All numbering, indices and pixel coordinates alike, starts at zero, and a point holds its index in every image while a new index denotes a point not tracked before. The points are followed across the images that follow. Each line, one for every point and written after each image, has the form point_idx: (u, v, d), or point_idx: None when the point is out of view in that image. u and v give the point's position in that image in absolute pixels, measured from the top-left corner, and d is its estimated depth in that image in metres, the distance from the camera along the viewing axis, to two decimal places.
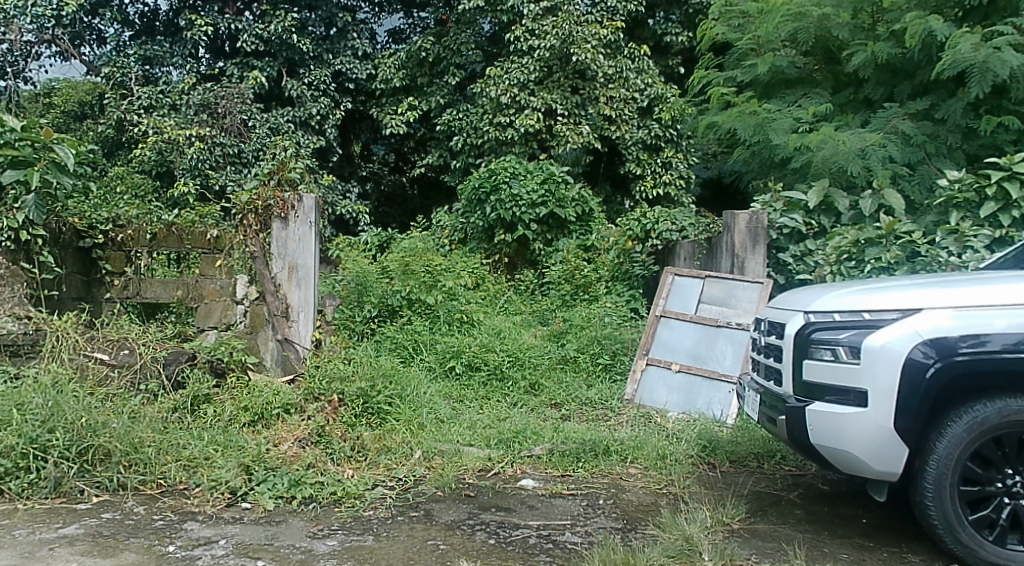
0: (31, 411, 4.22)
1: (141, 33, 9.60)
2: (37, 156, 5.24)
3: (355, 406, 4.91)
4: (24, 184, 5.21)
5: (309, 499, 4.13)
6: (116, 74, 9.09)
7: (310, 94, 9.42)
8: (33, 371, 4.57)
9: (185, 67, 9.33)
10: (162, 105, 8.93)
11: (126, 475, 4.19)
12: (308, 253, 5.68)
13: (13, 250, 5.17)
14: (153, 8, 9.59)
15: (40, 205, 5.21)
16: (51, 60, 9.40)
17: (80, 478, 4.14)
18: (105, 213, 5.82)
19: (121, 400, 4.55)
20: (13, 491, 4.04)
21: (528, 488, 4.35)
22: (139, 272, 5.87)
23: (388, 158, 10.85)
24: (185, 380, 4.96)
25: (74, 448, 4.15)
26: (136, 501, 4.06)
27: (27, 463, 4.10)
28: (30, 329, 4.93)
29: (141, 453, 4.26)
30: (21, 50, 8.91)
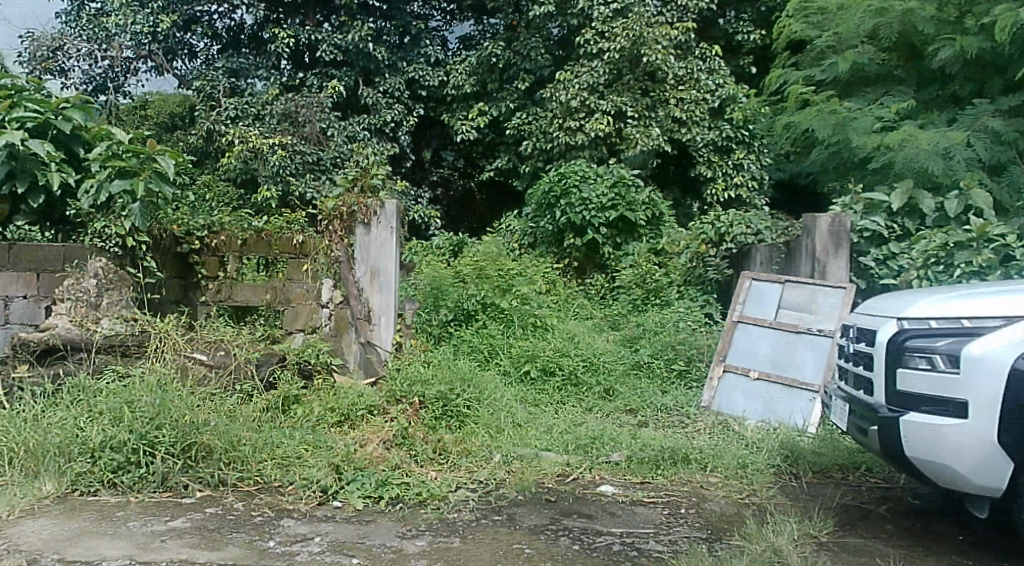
0: (140, 409, 4.40)
1: (228, 46, 9.93)
2: (142, 167, 5.46)
3: (435, 408, 5.08)
4: (130, 193, 5.39)
5: (396, 499, 4.23)
6: (206, 87, 9.37)
7: (385, 102, 9.60)
8: (139, 371, 4.73)
9: (268, 79, 9.54)
10: (246, 115, 9.20)
11: (226, 471, 4.35)
12: (389, 258, 5.84)
13: (119, 254, 5.50)
14: (239, 22, 9.88)
15: (145, 213, 5.40)
16: (147, 75, 9.70)
17: (184, 473, 4.31)
18: (201, 219, 5.89)
19: (219, 400, 4.71)
20: (126, 485, 4.25)
21: (609, 494, 4.39)
22: (231, 275, 5.95)
23: (457, 164, 10.96)
24: (277, 381, 5.12)
25: (179, 444, 4.33)
26: (235, 497, 4.22)
27: (137, 459, 4.29)
28: (136, 330, 5.13)
29: (239, 451, 4.42)
30: (121, 66, 9.37)
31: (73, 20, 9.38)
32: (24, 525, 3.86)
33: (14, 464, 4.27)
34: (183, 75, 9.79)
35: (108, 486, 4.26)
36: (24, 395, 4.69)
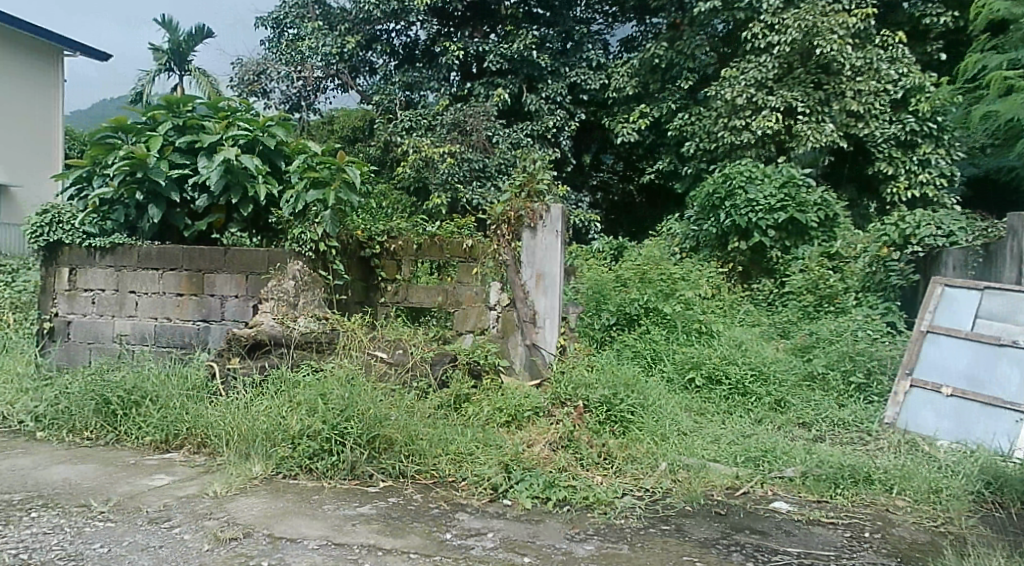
0: (332, 401, 4.69)
1: (404, 61, 10.41)
2: (332, 177, 6.04)
3: (599, 413, 5.05)
4: (323, 202, 5.90)
5: (564, 501, 4.26)
6: (385, 102, 9.99)
7: (548, 108, 9.77)
8: (330, 365, 5.13)
9: (440, 90, 9.99)
10: (420, 126, 9.59)
11: (406, 463, 4.54)
12: (555, 262, 5.88)
13: (313, 259, 5.84)
14: (414, 39, 10.35)
15: (336, 220, 5.83)
16: (334, 93, 10.44)
17: (369, 463, 4.54)
18: (382, 224, 6.15)
19: (398, 395, 4.92)
20: (320, 471, 4.52)
21: (782, 511, 4.25)
22: (407, 278, 6.17)
23: (616, 167, 11.07)
24: (449, 379, 5.32)
25: (366, 436, 4.55)
26: (414, 489, 4.39)
27: (330, 447, 4.55)
28: (327, 328, 5.61)
29: (418, 445, 4.59)
30: (311, 85, 10.14)
31: (275, 49, 10.46)
32: (238, 501, 4.21)
33: (230, 446, 4.78)
34: (366, 91, 10.45)
35: (306, 471, 4.56)
36: (238, 384, 5.32)
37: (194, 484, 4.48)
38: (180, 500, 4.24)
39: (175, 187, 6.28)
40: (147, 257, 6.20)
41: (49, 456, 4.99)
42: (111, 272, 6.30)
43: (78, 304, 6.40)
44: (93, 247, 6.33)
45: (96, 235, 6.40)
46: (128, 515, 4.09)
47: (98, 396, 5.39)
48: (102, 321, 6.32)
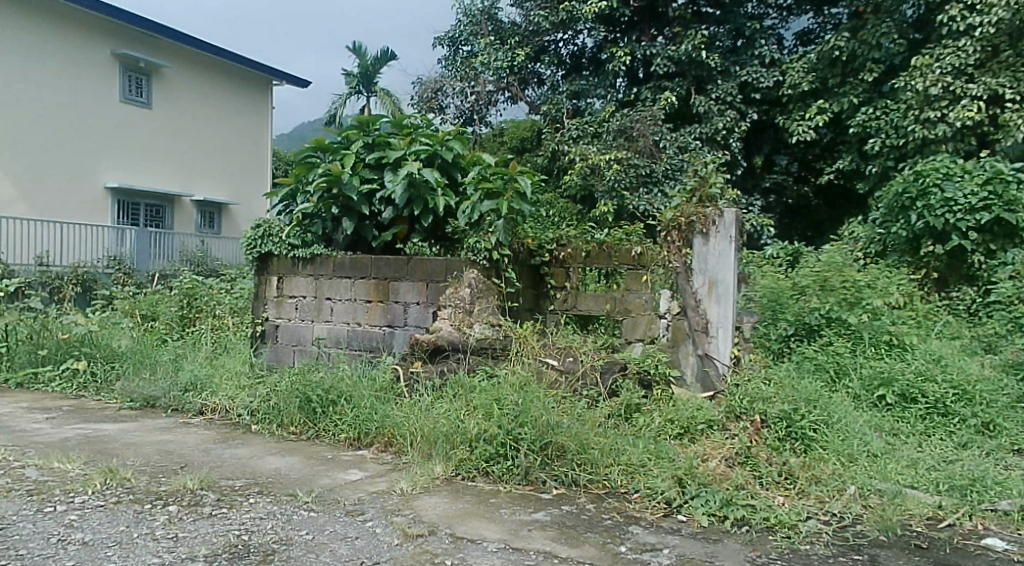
0: (508, 407, 4.77)
1: (571, 70, 11.86)
2: (506, 187, 6.23)
3: (778, 429, 4.83)
4: (496, 211, 6.09)
5: (743, 521, 4.07)
6: (553, 110, 11.48)
7: (717, 109, 10.39)
8: (504, 371, 5.26)
9: (605, 97, 11.24)
10: (587, 134, 10.88)
11: (578, 472, 4.51)
12: (728, 269, 5.66)
13: (487, 267, 6.04)
14: (580, 48, 11.73)
15: (508, 229, 6.03)
16: (504, 104, 12.24)
17: (542, 470, 4.55)
18: (551, 233, 6.29)
19: (570, 403, 4.93)
20: (496, 474, 4.57)
21: (997, 550, 3.87)
22: (576, 286, 6.22)
23: (791, 168, 11.32)
24: (619, 389, 5.27)
25: (538, 442, 4.58)
26: (587, 499, 4.34)
27: (506, 451, 4.62)
28: (501, 334, 5.78)
29: (589, 454, 4.55)
30: (484, 98, 11.98)
31: (451, 64, 12.38)
32: (423, 500, 4.33)
33: (415, 447, 4.99)
34: (533, 101, 12.14)
35: (483, 474, 4.63)
36: (420, 388, 5.54)
37: (384, 480, 4.67)
38: (372, 495, 4.42)
39: (365, 202, 6.59)
40: (341, 266, 6.57)
41: (262, 448, 5.37)
42: (311, 280, 6.75)
43: (284, 310, 6.90)
44: (296, 258, 6.83)
45: (299, 247, 6.86)
46: (327, 507, 4.31)
47: (301, 392, 5.77)
48: (304, 325, 6.77)
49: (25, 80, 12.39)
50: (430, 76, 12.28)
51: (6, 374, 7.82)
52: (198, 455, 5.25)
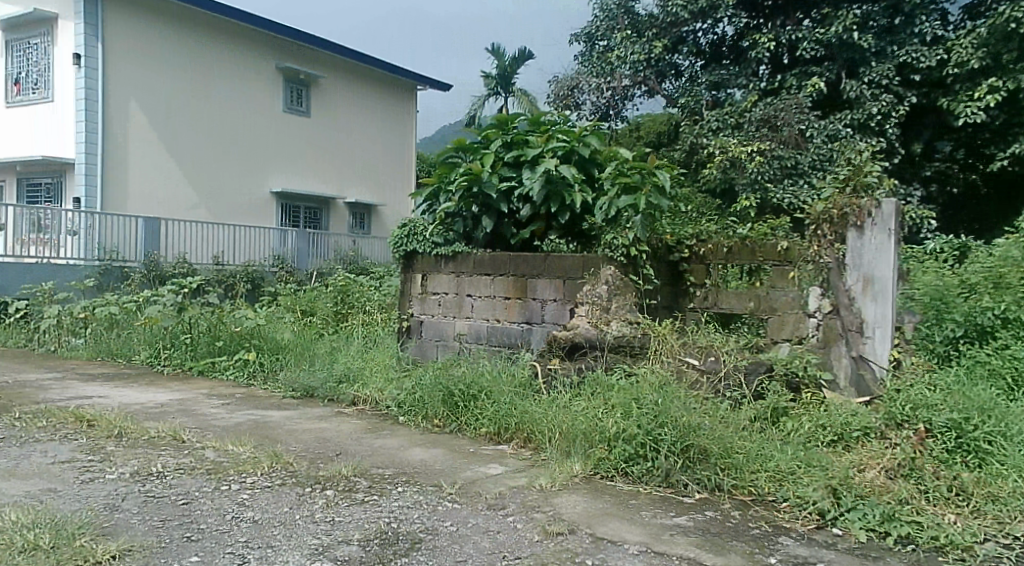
0: (646, 407, 4.70)
1: (710, 59, 12.16)
2: (644, 181, 6.20)
3: (946, 440, 4.55)
4: (634, 207, 6.05)
5: (907, 539, 3.79)
6: (692, 102, 11.80)
7: (870, 94, 10.65)
8: (643, 369, 5.22)
9: (747, 86, 11.42)
10: (727, 125, 11.12)
11: (722, 476, 4.38)
12: (887, 264, 5.40)
13: (624, 264, 5.98)
14: (721, 36, 11.99)
15: (645, 224, 5.97)
16: (640, 98, 12.69)
17: (684, 473, 4.46)
18: (690, 229, 6.21)
19: (713, 404, 4.83)
20: (634, 475, 4.54)
21: None
22: (718, 283, 6.00)
23: (956, 154, 11.72)
24: (765, 391, 5.10)
25: (679, 444, 4.49)
26: (732, 505, 4.21)
27: (645, 452, 4.57)
28: (639, 333, 5.68)
29: (734, 458, 4.41)
30: (620, 93, 12.46)
31: (587, 59, 12.89)
32: (562, 498, 4.34)
33: (553, 444, 5.01)
34: (670, 94, 12.50)
35: (622, 475, 4.60)
36: (558, 384, 5.56)
37: (524, 476, 4.72)
38: (513, 490, 4.48)
39: (503, 199, 6.72)
40: (481, 264, 6.69)
41: (407, 439, 5.53)
42: (452, 277, 6.88)
43: (427, 306, 7.07)
44: (439, 255, 6.98)
45: (442, 244, 7.00)
46: (470, 499, 4.39)
47: (444, 387, 5.91)
48: (445, 320, 6.92)
49: (185, 97, 14.78)
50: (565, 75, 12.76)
51: (189, 363, 8.43)
52: (351, 443, 5.48)
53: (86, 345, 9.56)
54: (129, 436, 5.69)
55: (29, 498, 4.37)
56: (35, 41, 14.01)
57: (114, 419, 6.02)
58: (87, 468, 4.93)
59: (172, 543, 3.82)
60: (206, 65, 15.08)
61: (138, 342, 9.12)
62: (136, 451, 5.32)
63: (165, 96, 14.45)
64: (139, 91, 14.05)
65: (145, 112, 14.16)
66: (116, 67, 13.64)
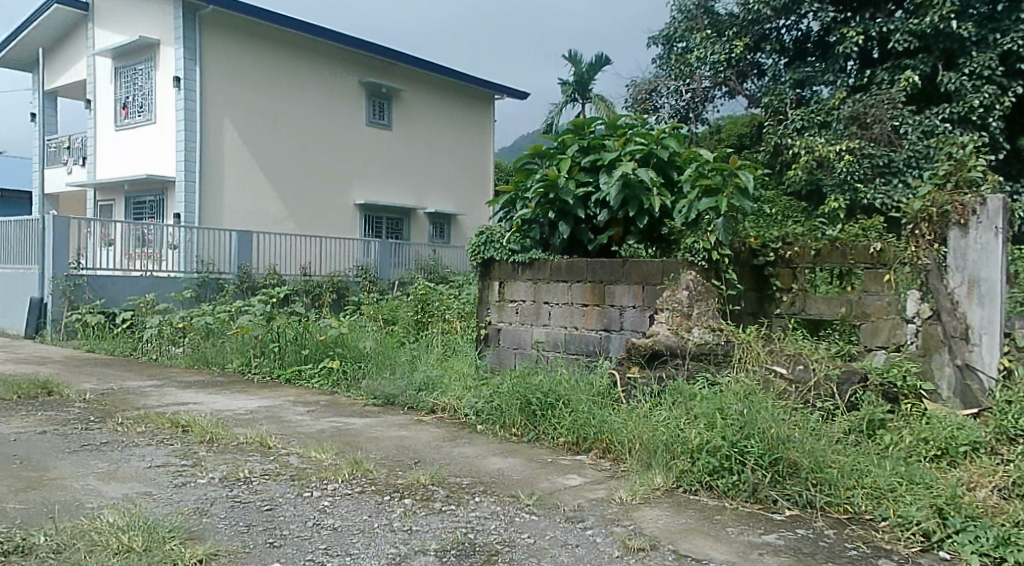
0: (731, 417, 4.55)
1: (794, 57, 11.84)
2: (726, 182, 5.98)
3: None
4: (715, 210, 5.89)
5: None
6: (775, 101, 11.42)
7: (971, 86, 10.17)
8: (727, 379, 5.02)
9: (834, 83, 11.05)
10: (813, 124, 10.80)
11: (815, 492, 4.15)
12: (993, 266, 4.96)
13: (706, 269, 5.81)
14: (805, 32, 11.64)
15: (729, 228, 5.76)
16: (721, 100, 12.44)
17: (773, 488, 4.23)
18: (776, 232, 6.03)
19: (803, 415, 4.62)
20: (720, 489, 4.31)
21: None
22: (806, 287, 5.83)
23: None
24: (859, 402, 4.84)
25: (768, 458, 4.29)
26: (826, 523, 3.97)
27: (730, 465, 4.35)
28: (722, 340, 5.55)
29: (827, 473, 4.18)
30: (700, 94, 12.28)
31: (665, 62, 12.68)
32: (644, 511, 4.17)
33: (634, 454, 4.84)
34: (753, 94, 12.19)
35: (706, 488, 4.38)
36: (638, 394, 5.38)
37: (603, 488, 4.56)
38: (592, 502, 4.33)
39: (581, 205, 6.57)
40: (558, 270, 6.55)
41: (486, 448, 5.44)
42: (530, 284, 6.76)
43: (505, 314, 6.96)
44: (516, 263, 6.86)
45: (519, 252, 6.90)
46: (549, 511, 4.26)
47: (522, 395, 5.80)
48: (523, 328, 6.80)
49: (276, 116, 15.20)
50: (643, 78, 12.60)
51: (277, 370, 8.53)
52: (430, 451, 5.42)
53: (184, 353, 9.71)
54: (220, 441, 5.77)
55: (123, 501, 4.44)
56: (139, 67, 14.63)
57: (206, 425, 6.11)
58: (180, 472, 5.00)
59: (255, 549, 3.81)
60: (296, 85, 15.48)
61: (230, 351, 9.28)
62: (225, 457, 5.37)
63: (257, 115, 14.88)
64: (234, 112, 14.52)
65: (240, 132, 14.62)
66: (212, 88, 14.12)
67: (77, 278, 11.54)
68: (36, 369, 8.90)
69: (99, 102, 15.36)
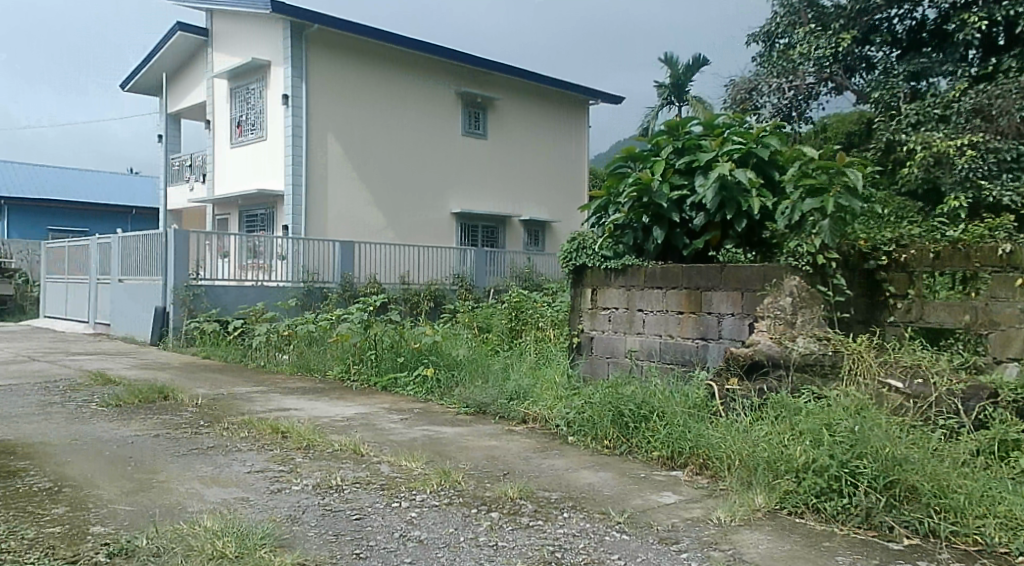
0: (840, 434, 4.19)
1: (908, 48, 11.40)
2: (832, 181, 5.64)
3: None
4: (820, 211, 5.52)
5: None
6: (886, 96, 10.86)
7: None
8: (835, 393, 4.64)
9: (954, 74, 10.53)
10: (930, 119, 10.21)
11: (938, 520, 3.76)
12: None
13: (811, 273, 5.42)
14: (921, 21, 11.24)
15: (835, 230, 5.40)
16: (826, 98, 11.76)
17: (889, 513, 3.86)
18: (889, 234, 5.59)
19: (922, 434, 4.24)
20: (828, 513, 3.97)
21: None
22: (924, 294, 5.34)
23: None
24: (988, 420, 4.42)
25: (883, 480, 3.92)
26: (952, 555, 3.57)
27: (839, 487, 4.00)
28: (829, 350, 5.14)
29: (951, 499, 3.79)
30: (804, 92, 11.58)
31: (766, 59, 12.34)
32: (744, 534, 3.87)
33: (733, 472, 4.53)
34: (860, 89, 11.59)
35: (812, 511, 4.03)
36: (737, 406, 5.07)
37: (700, 507, 4.26)
38: (687, 522, 4.05)
39: (676, 209, 6.28)
40: (653, 277, 6.27)
41: (576, 461, 5.20)
42: (623, 291, 6.50)
43: (598, 322, 6.71)
44: (609, 269, 6.61)
45: (611, 258, 6.65)
46: (641, 530, 4.00)
47: (614, 406, 5.53)
48: (617, 337, 6.53)
49: (380, 129, 15.43)
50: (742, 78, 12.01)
51: (373, 378, 8.48)
52: (519, 463, 5.22)
53: (289, 360, 9.82)
54: (316, 448, 5.72)
55: (221, 506, 4.41)
56: (251, 86, 15.06)
57: (304, 431, 6.09)
58: (276, 478, 4.96)
59: (343, 560, 3.69)
60: (398, 99, 15.69)
61: (331, 358, 9.33)
62: (319, 464, 5.31)
63: (361, 129, 15.15)
64: (339, 128, 14.82)
65: (344, 146, 14.91)
66: (317, 104, 14.48)
67: (196, 288, 11.82)
68: (155, 375, 9.16)
69: (217, 122, 15.90)
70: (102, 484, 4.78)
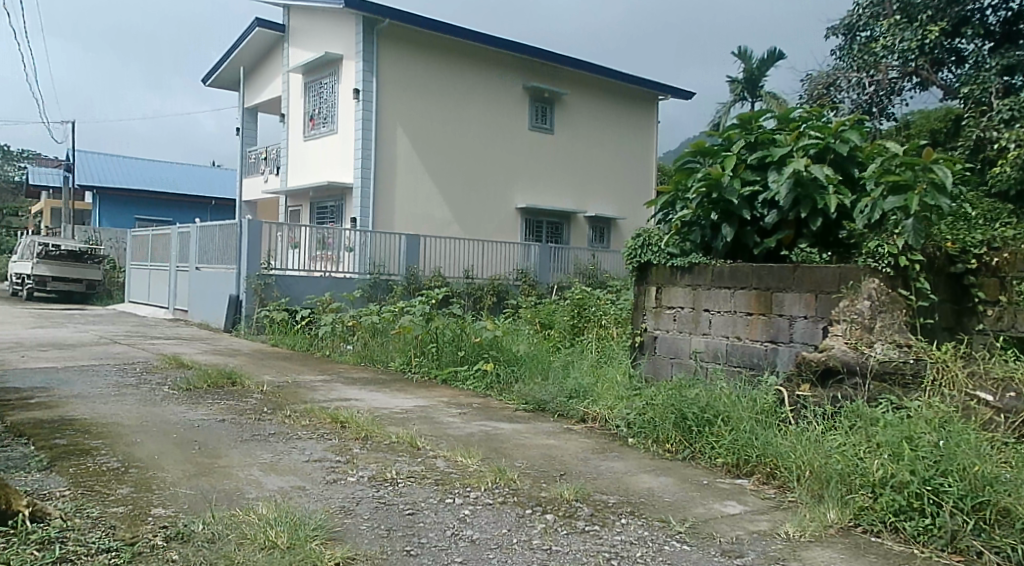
0: (923, 449, 3.92)
1: (1001, 40, 10.94)
2: (917, 179, 5.24)
3: None
4: (903, 210, 5.21)
5: None
6: (977, 91, 10.36)
7: None
8: (916, 404, 4.35)
9: None
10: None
11: None
12: None
13: (892, 277, 5.11)
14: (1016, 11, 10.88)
15: (920, 230, 5.09)
16: (910, 93, 11.43)
17: (977, 537, 3.56)
18: (980, 236, 5.38)
19: (1016, 453, 3.97)
20: (908, 533, 3.70)
21: None
22: (1016, 301, 5.29)
23: None
24: None
25: (972, 500, 3.62)
26: None
27: (922, 505, 3.74)
28: (912, 357, 4.79)
29: None
30: (887, 87, 11.31)
31: (846, 53, 11.91)
32: (813, 551, 3.62)
33: (803, 484, 4.28)
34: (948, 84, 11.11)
35: (890, 531, 3.76)
36: (810, 415, 4.83)
37: (767, 519, 4.02)
38: (752, 535, 3.81)
39: (747, 205, 6.00)
40: (721, 276, 6.00)
41: (636, 464, 5.00)
42: (690, 290, 6.24)
43: (662, 322, 6.48)
44: (675, 267, 6.36)
45: (677, 255, 6.41)
46: (703, 541, 3.77)
47: (678, 408, 5.31)
48: (682, 337, 6.28)
49: (449, 123, 15.37)
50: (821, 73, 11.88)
51: (434, 371, 8.40)
52: (577, 463, 5.04)
53: (353, 350, 9.81)
54: (374, 439, 5.63)
55: (278, 494, 4.34)
56: (324, 81, 15.14)
57: (363, 423, 6.01)
58: (334, 468, 4.88)
59: (393, 556, 3.57)
60: (467, 93, 15.60)
61: (394, 349, 9.27)
62: (377, 456, 5.21)
63: (430, 122, 15.10)
64: (407, 121, 14.80)
65: (412, 140, 14.89)
66: (388, 98, 14.47)
67: (268, 278, 12.00)
68: (225, 361, 9.25)
69: (292, 115, 16.04)
70: (166, 467, 4.77)
